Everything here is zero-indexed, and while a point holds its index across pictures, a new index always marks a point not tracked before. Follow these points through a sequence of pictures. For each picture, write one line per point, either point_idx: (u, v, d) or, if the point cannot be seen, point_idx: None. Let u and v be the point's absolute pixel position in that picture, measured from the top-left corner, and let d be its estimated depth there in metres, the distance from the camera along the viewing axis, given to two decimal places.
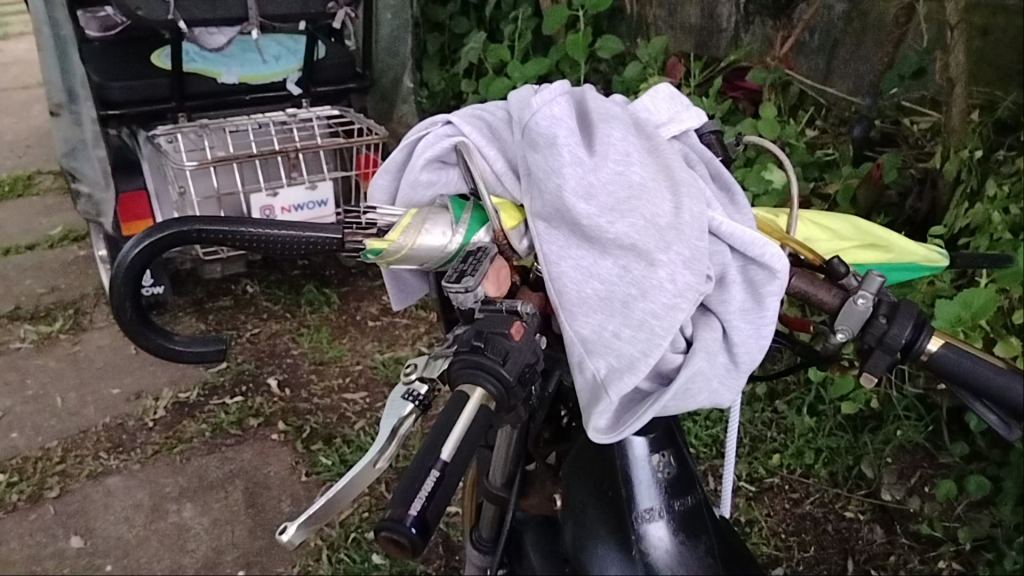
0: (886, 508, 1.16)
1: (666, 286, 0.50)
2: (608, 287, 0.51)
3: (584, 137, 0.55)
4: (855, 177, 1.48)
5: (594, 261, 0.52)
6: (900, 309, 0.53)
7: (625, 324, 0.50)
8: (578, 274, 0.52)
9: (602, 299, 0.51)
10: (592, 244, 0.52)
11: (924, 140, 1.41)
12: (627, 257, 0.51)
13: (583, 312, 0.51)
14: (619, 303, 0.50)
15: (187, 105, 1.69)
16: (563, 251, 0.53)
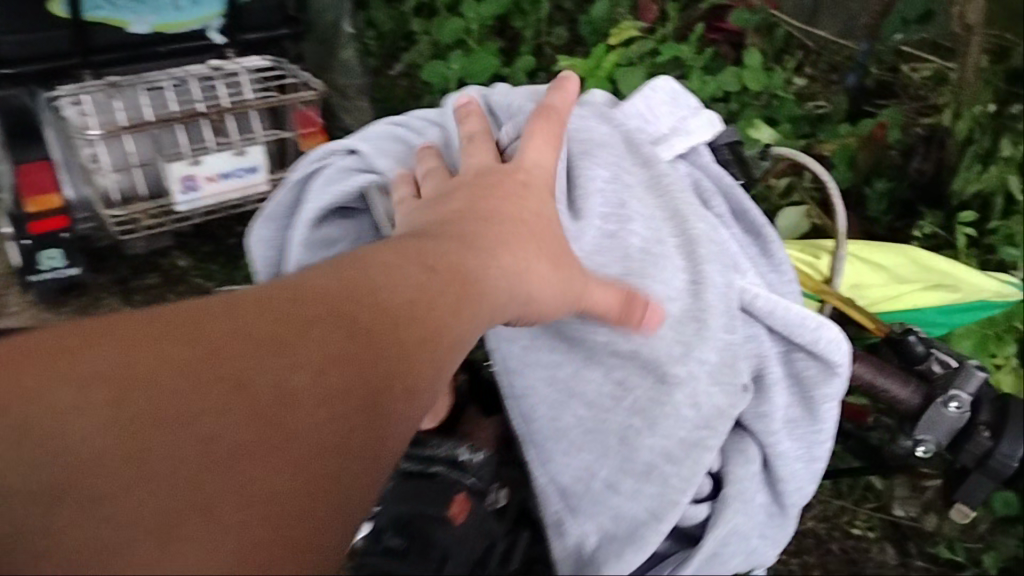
0: (899, 526, 1.05)
1: (684, 412, 0.52)
2: (598, 432, 0.54)
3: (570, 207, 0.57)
4: (853, 136, 1.15)
5: (583, 409, 0.55)
6: (1005, 430, 0.60)
7: (628, 476, 0.53)
8: (569, 422, 0.55)
9: (598, 449, 0.54)
10: (583, 374, 0.56)
11: (927, 91, 1.14)
12: (621, 391, 0.54)
13: (577, 462, 0.55)
14: (611, 447, 0.54)
15: (92, 60, 1.18)
16: (556, 407, 0.56)
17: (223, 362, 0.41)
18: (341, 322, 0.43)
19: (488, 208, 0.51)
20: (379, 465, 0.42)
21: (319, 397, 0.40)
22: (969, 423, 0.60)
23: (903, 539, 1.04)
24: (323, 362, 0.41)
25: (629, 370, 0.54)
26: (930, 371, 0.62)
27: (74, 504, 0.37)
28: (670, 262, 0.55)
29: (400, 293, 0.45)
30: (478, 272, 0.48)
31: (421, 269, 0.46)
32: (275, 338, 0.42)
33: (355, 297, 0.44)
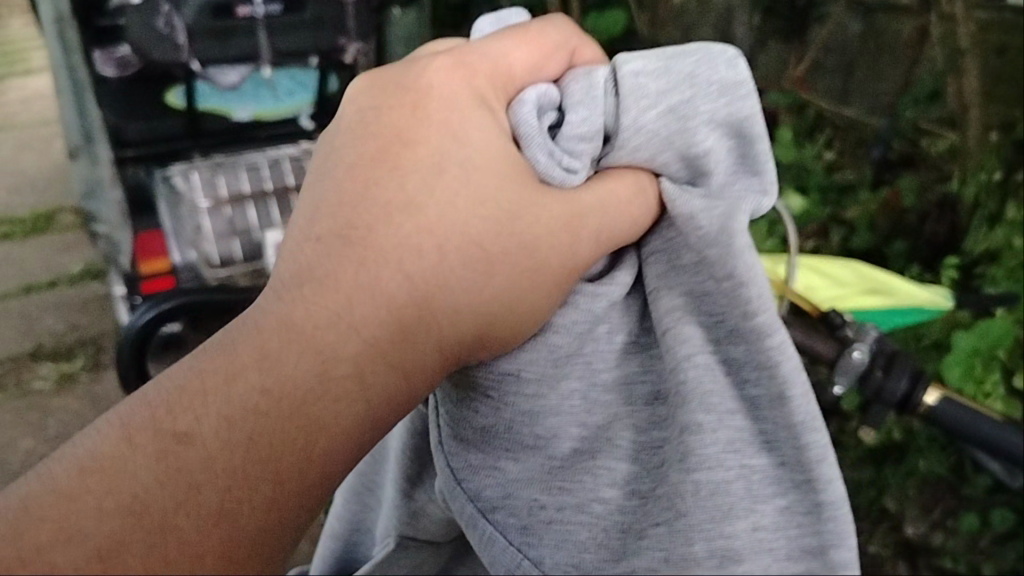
0: (909, 544, 1.34)
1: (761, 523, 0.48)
2: (674, 453, 0.49)
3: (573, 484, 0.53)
4: (873, 202, 1.48)
5: (712, 518, 0.45)
6: (895, 363, 0.77)
7: (737, 388, 0.50)
8: (742, 540, 0.45)
9: (683, 451, 0.48)
10: (536, 123, 0.57)
11: (942, 162, 1.42)
12: (626, 328, 0.56)
13: (695, 434, 0.48)
14: (822, 542, 0.45)
15: (201, 143, 1.31)
16: (464, 394, 0.57)
17: (310, 291, 0.50)
18: (530, 283, 0.53)
19: (427, 137, 0.55)
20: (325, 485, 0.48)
21: (283, 525, 0.46)
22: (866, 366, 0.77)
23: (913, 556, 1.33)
24: (371, 400, 0.49)
25: (623, 288, 0.57)
26: (849, 355, 0.77)
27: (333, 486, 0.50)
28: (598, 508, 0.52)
29: (520, 309, 0.53)
30: (440, 215, 0.52)
31: (511, 265, 0.53)
32: (231, 399, 0.46)
33: (406, 302, 0.50)
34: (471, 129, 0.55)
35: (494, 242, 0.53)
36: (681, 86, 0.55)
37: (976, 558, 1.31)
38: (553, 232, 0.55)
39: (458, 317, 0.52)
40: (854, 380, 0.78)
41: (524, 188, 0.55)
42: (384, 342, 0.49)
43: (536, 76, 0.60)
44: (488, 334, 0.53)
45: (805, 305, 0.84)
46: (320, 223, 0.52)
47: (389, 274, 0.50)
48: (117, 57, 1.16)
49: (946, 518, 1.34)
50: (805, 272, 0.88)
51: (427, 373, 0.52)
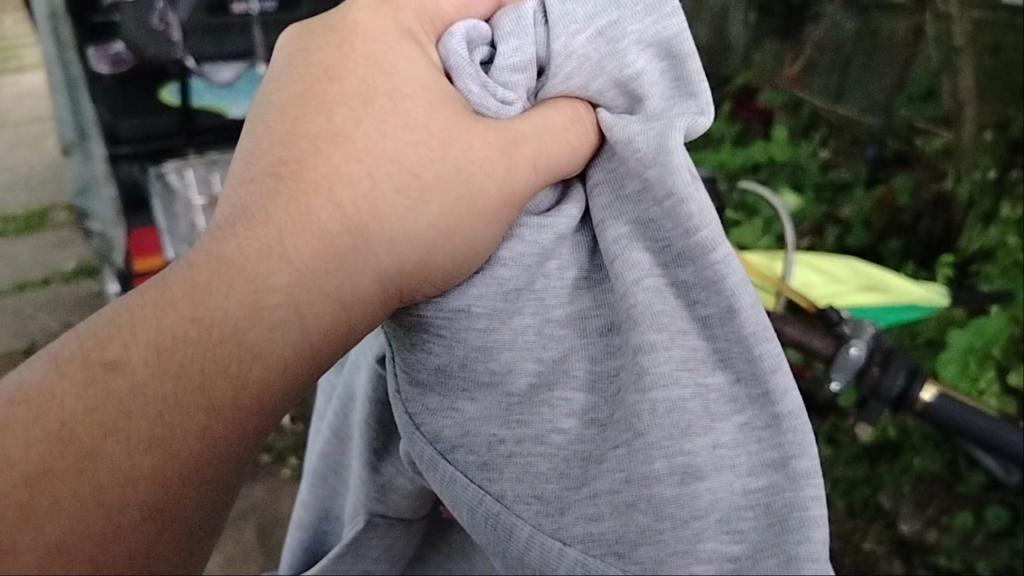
0: (905, 542, 1.34)
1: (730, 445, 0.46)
2: (626, 375, 0.48)
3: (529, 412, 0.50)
4: (868, 201, 1.47)
5: (669, 434, 0.45)
6: (891, 360, 0.77)
7: (686, 309, 0.48)
8: (702, 457, 0.45)
9: (635, 374, 0.47)
10: (468, 55, 0.54)
11: (937, 161, 1.44)
12: (577, 263, 0.52)
13: (646, 354, 0.46)
14: (783, 454, 0.46)
15: (195, 140, 1.10)
16: (415, 335, 0.54)
17: (242, 227, 0.49)
18: (469, 209, 0.51)
19: (353, 72, 0.54)
20: (269, 401, 0.48)
21: (225, 446, 0.47)
22: (864, 362, 0.77)
23: (908, 553, 1.33)
24: (305, 328, 0.49)
25: (573, 221, 0.53)
26: (845, 352, 0.77)
27: (281, 399, 0.50)
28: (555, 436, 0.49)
29: (465, 237, 0.50)
30: (367, 146, 0.51)
31: (449, 192, 0.52)
32: (162, 328, 0.46)
33: (338, 231, 0.49)
34: (397, 59, 0.54)
35: (426, 168, 0.52)
36: (607, 9, 0.52)
37: (970, 556, 1.30)
38: (495, 147, 0.52)
39: (396, 245, 0.50)
40: (851, 376, 0.77)
41: (461, 113, 0.52)
42: (317, 271, 0.49)
43: (466, 16, 0.57)
44: (428, 265, 0.51)
45: (800, 301, 0.84)
46: (256, 165, 0.52)
47: (324, 211, 0.49)
48: (111, 53, 0.98)
49: (940, 515, 1.35)
50: (800, 268, 0.91)
51: (370, 303, 0.51)
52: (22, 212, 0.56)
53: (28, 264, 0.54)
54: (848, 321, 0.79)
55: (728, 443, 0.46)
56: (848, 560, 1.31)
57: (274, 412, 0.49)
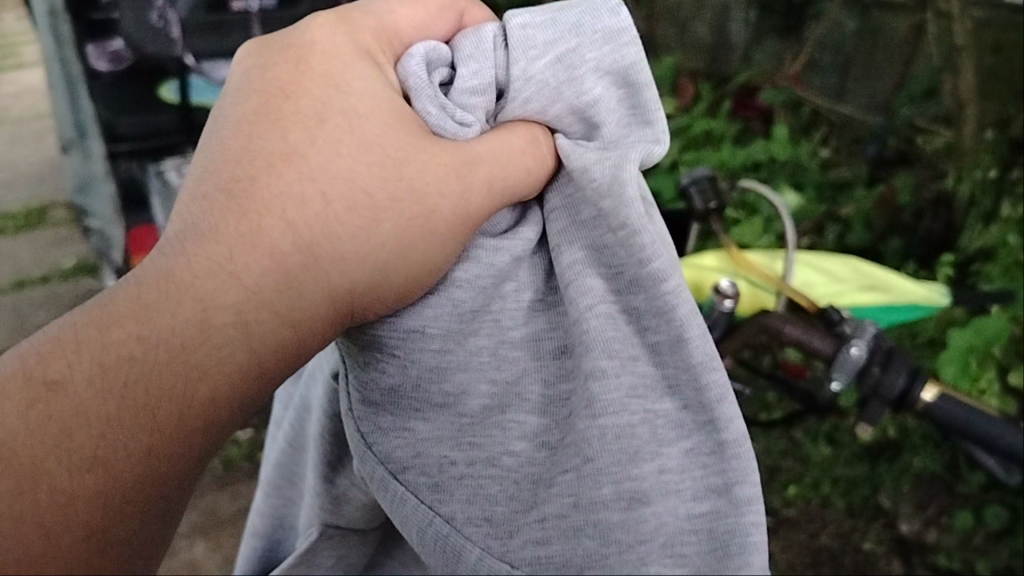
0: (904, 541, 1.33)
1: (679, 471, 0.44)
2: (578, 399, 0.46)
3: (478, 437, 0.48)
4: (869, 200, 1.46)
5: (619, 459, 0.43)
6: (892, 361, 0.77)
7: (637, 335, 0.47)
8: (649, 482, 0.43)
9: (586, 398, 0.45)
10: (426, 76, 0.53)
11: (937, 159, 1.42)
12: (535, 286, 0.51)
13: (596, 380, 0.45)
14: (727, 480, 0.44)
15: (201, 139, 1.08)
16: (368, 355, 0.52)
17: (190, 242, 0.47)
18: (424, 230, 0.50)
19: (308, 91, 0.52)
20: (219, 424, 0.48)
21: (165, 470, 0.47)
22: (864, 362, 0.77)
23: (907, 553, 1.33)
24: (253, 349, 0.47)
25: (527, 243, 0.52)
26: (846, 352, 0.77)
27: (234, 421, 0.49)
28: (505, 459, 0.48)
29: (419, 257, 0.49)
30: (322, 166, 0.50)
31: (405, 214, 0.50)
32: (107, 347, 0.45)
33: (290, 249, 0.47)
34: (353, 79, 0.52)
35: (379, 188, 0.50)
36: (565, 37, 0.52)
37: (970, 555, 1.30)
38: (452, 168, 0.51)
39: (351, 265, 0.49)
40: (851, 376, 0.77)
41: (418, 134, 0.52)
42: (266, 291, 0.47)
43: (427, 35, 0.56)
44: (382, 285, 0.49)
45: (802, 301, 0.84)
46: (208, 180, 0.50)
47: (272, 226, 0.47)
48: (110, 51, 0.98)
49: (941, 515, 1.34)
50: (800, 266, 0.90)
51: (322, 324, 0.49)
52: (21, 211, 0.56)
53: (28, 262, 0.54)
54: (849, 321, 0.79)
55: (676, 466, 0.44)
56: (848, 559, 1.32)
57: (216, 435, 0.48)
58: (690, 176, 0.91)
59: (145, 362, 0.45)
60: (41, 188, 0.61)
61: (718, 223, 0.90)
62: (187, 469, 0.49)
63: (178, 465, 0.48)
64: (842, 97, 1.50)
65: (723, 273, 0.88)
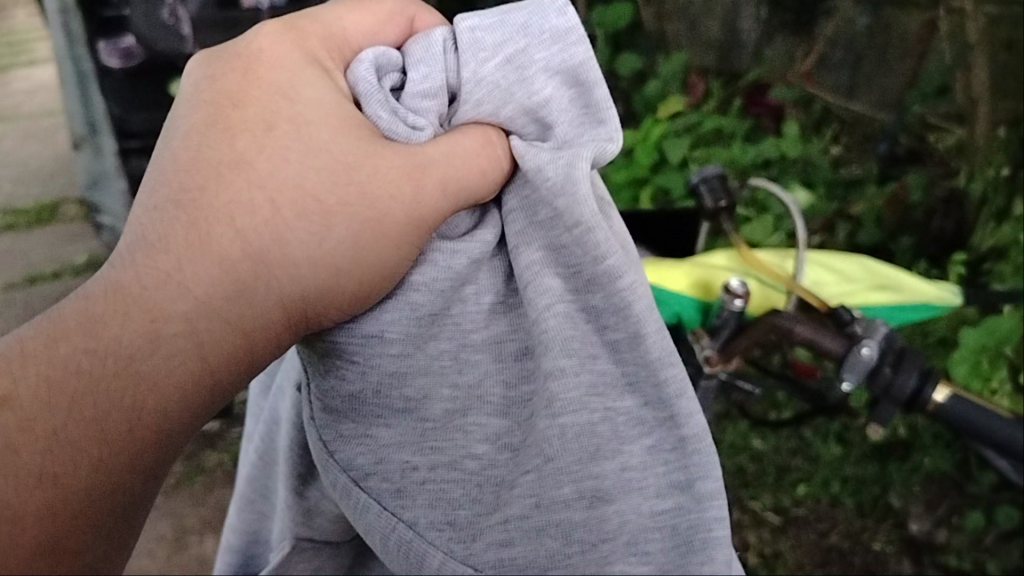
0: (914, 540, 1.33)
1: (614, 475, 0.54)
2: (539, 400, 0.55)
3: (441, 432, 0.57)
4: (879, 198, 1.46)
5: (577, 458, 0.53)
6: (904, 361, 0.77)
7: (596, 333, 0.56)
8: (609, 480, 0.54)
9: (546, 398, 0.54)
10: (375, 82, 0.59)
11: (949, 158, 1.45)
12: (493, 289, 0.58)
13: (556, 380, 0.54)
14: (688, 476, 0.54)
15: None
16: (332, 362, 0.59)
17: (140, 253, 0.51)
18: (374, 233, 0.56)
19: (256, 99, 0.58)
20: (180, 425, 0.53)
21: (125, 471, 0.53)
22: (875, 361, 0.76)
23: (917, 552, 1.32)
24: (203, 354, 0.52)
25: (485, 245, 0.58)
26: (855, 352, 0.76)
27: (186, 424, 0.54)
28: (469, 455, 0.57)
29: (371, 264, 0.56)
30: (271, 174, 0.56)
31: (356, 217, 0.57)
32: (55, 360, 0.49)
33: (240, 257, 0.53)
34: (302, 89, 0.58)
35: (328, 194, 0.56)
36: (515, 37, 0.57)
37: (980, 556, 1.32)
38: (398, 176, 0.57)
39: (303, 269, 0.55)
40: (862, 376, 0.77)
41: (370, 138, 0.57)
42: (218, 298, 0.52)
43: (374, 40, 0.62)
44: (336, 291, 0.55)
45: (812, 300, 0.84)
46: (159, 192, 0.54)
47: (226, 241, 0.53)
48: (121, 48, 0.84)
49: (951, 516, 1.34)
50: (811, 265, 0.90)
51: (274, 325, 0.55)
52: (31, 206, 0.55)
53: None
54: (860, 320, 0.79)
55: (604, 466, 0.54)
56: (858, 560, 1.31)
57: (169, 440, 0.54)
58: (700, 172, 0.90)
59: (101, 372, 0.50)
60: (53, 184, 0.60)
61: (728, 221, 0.90)
62: (145, 474, 0.54)
63: (135, 464, 0.53)
64: (850, 95, 1.35)
65: (733, 272, 0.88)
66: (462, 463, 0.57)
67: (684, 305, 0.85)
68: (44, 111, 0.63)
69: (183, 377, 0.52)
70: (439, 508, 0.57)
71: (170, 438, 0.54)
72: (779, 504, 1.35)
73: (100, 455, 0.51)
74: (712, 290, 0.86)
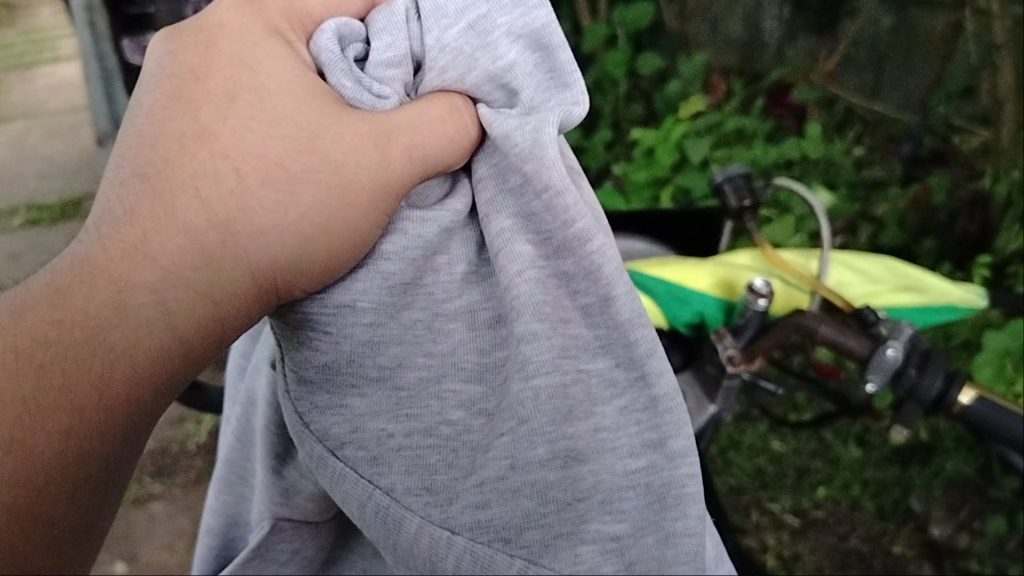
0: (934, 545, 1.31)
1: (603, 439, 0.51)
2: (511, 363, 0.50)
3: (414, 402, 0.52)
4: (902, 199, 1.45)
5: (552, 420, 0.49)
6: (927, 363, 0.76)
7: (568, 298, 0.49)
8: (584, 441, 0.50)
9: (518, 360, 0.48)
10: (339, 50, 0.51)
11: (975, 159, 1.44)
12: (466, 257, 0.51)
13: (527, 344, 0.48)
14: (660, 435, 0.51)
15: None
16: (300, 334, 0.52)
17: (108, 226, 0.46)
18: (341, 203, 0.49)
19: (218, 70, 0.51)
20: (143, 396, 0.49)
21: (87, 447, 0.49)
22: (901, 363, 0.76)
23: (938, 556, 1.30)
24: (173, 323, 0.47)
25: (455, 214, 0.51)
26: (880, 354, 0.76)
27: (158, 395, 0.50)
28: (445, 424, 0.52)
29: (341, 231, 0.49)
30: (235, 143, 0.49)
31: (321, 184, 0.50)
32: (19, 331, 0.46)
33: (205, 226, 0.47)
34: (263, 57, 0.51)
35: (294, 161, 0.49)
36: (478, 2, 0.49)
37: (1001, 560, 1.28)
38: (372, 137, 0.50)
39: (273, 240, 0.48)
40: (887, 378, 0.76)
41: (335, 107, 0.50)
42: (186, 269, 0.46)
43: (335, 11, 0.54)
44: (303, 259, 0.49)
45: (836, 300, 0.83)
46: (123, 165, 0.48)
47: (190, 207, 0.47)
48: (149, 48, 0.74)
49: (973, 521, 1.31)
50: (835, 267, 0.89)
51: (243, 301, 0.49)
52: (57, 202, 0.56)
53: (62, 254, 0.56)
54: (885, 322, 0.78)
55: (602, 431, 0.51)
56: (878, 562, 1.29)
57: (140, 414, 0.50)
58: (723, 171, 0.90)
59: (61, 344, 0.46)
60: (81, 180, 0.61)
61: (752, 221, 0.90)
62: (111, 447, 0.50)
63: (100, 442, 0.49)
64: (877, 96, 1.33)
65: (756, 272, 0.88)
66: (434, 430, 0.52)
67: (706, 304, 0.85)
68: (67, 103, 0.64)
69: (149, 350, 0.47)
70: (411, 474, 0.53)
71: (133, 413, 0.49)
72: (799, 506, 1.35)
73: (67, 432, 0.48)
74: (734, 291, 0.86)
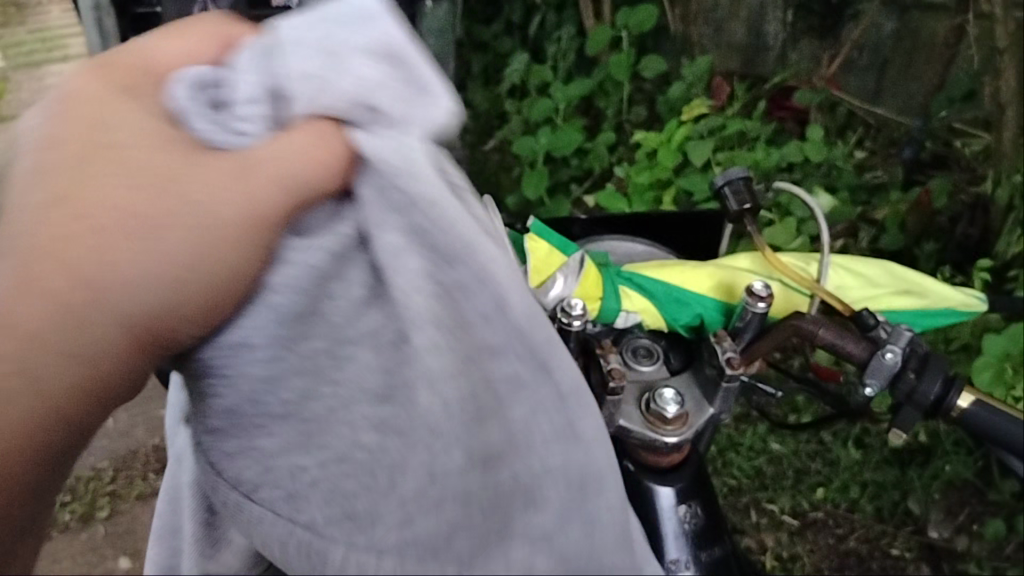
0: (934, 547, 1.33)
1: (531, 523, 0.47)
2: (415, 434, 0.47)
3: (318, 489, 0.50)
4: (903, 203, 1.42)
5: (455, 513, 0.48)
6: (926, 365, 0.75)
7: (484, 363, 0.47)
8: (518, 552, 0.48)
9: (432, 446, 0.47)
10: (197, 96, 0.49)
11: (976, 163, 1.35)
12: (356, 294, 0.48)
13: (439, 421, 0.46)
14: (589, 519, 0.48)
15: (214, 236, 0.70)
16: (200, 386, 0.52)
17: None
18: (218, 247, 0.47)
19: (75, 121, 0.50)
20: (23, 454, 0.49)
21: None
22: (901, 368, 0.76)
23: (936, 558, 1.33)
24: (36, 390, 0.46)
25: (345, 240, 0.48)
26: (881, 358, 0.77)
27: (39, 453, 0.50)
28: (363, 514, 0.49)
29: (221, 273, 0.47)
30: (92, 193, 0.47)
31: (190, 232, 0.47)
32: None
33: (66, 287, 0.45)
34: (119, 108, 0.50)
35: (165, 206, 0.47)
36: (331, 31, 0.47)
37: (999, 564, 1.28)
38: (263, 182, 0.48)
39: (143, 291, 0.46)
40: (888, 380, 0.77)
41: (189, 149, 0.49)
42: (49, 334, 0.45)
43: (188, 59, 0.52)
44: (182, 304, 0.47)
45: (835, 302, 0.84)
46: None
47: (49, 270, 0.45)
48: None
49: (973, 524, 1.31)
50: (834, 270, 0.90)
51: (118, 358, 0.47)
52: None
53: None
54: (884, 323, 0.80)
55: (527, 530, 0.47)
56: (875, 564, 1.33)
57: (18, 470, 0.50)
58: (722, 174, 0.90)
59: None
60: None
61: (753, 223, 0.90)
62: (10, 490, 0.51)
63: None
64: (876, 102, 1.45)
65: (755, 275, 0.89)
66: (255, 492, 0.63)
67: (705, 306, 0.86)
68: None
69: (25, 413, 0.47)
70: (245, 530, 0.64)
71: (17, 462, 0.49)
72: (799, 506, 1.37)
73: None
74: (735, 293, 0.87)
